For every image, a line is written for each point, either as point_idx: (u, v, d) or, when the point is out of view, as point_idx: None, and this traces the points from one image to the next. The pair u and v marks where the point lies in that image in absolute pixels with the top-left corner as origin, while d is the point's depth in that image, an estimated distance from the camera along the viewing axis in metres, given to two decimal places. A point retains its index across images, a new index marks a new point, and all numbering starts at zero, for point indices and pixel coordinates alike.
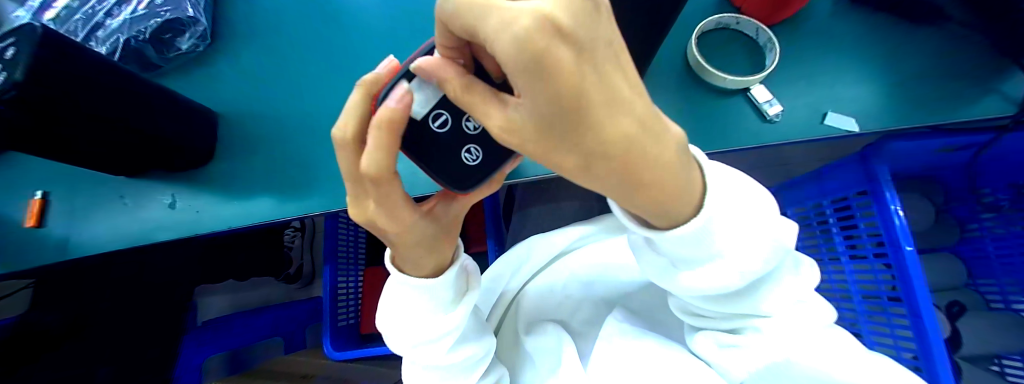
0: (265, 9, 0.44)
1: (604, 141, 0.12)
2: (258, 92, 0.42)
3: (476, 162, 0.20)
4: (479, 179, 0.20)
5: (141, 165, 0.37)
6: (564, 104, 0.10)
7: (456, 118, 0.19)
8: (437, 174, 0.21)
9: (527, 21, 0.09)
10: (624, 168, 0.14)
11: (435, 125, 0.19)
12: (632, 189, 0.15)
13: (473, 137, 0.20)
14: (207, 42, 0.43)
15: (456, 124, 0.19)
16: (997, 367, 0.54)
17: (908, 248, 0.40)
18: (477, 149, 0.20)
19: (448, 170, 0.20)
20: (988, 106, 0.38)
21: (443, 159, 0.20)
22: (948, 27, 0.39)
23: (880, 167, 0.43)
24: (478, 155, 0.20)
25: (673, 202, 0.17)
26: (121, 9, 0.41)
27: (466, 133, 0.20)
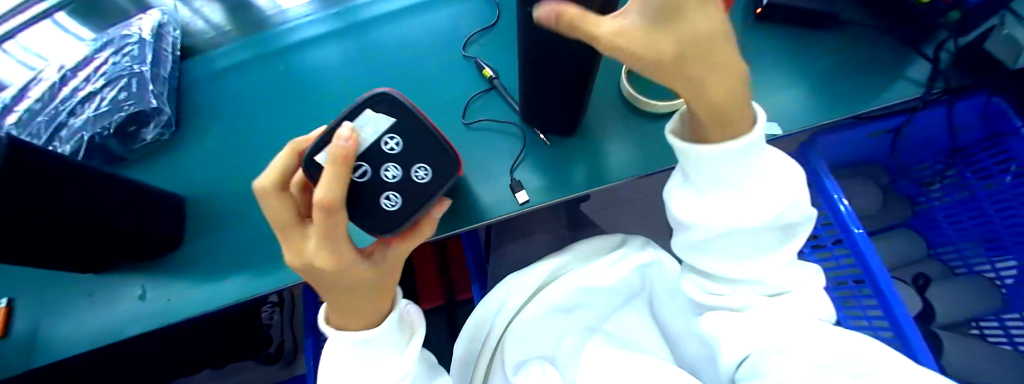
0: (228, 93, 0.47)
1: (692, 30, 0.19)
2: (224, 171, 0.43)
3: (395, 208, 0.24)
4: (400, 221, 0.24)
5: (106, 259, 0.37)
6: (669, 1, 0.17)
7: (375, 170, 0.23)
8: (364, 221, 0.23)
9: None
10: (698, 61, 0.20)
11: (356, 175, 0.22)
12: (700, 81, 0.21)
13: (389, 186, 0.23)
14: (171, 129, 0.45)
15: (375, 174, 0.23)
16: (977, 330, 0.57)
17: (858, 231, 0.43)
18: (395, 196, 0.23)
19: (372, 215, 0.23)
20: (899, 90, 0.41)
21: (367, 204, 0.23)
22: (849, 28, 0.44)
23: (817, 160, 0.47)
24: (399, 202, 0.24)
25: (732, 111, 0.24)
26: (84, 107, 0.42)
27: (383, 183, 0.23)
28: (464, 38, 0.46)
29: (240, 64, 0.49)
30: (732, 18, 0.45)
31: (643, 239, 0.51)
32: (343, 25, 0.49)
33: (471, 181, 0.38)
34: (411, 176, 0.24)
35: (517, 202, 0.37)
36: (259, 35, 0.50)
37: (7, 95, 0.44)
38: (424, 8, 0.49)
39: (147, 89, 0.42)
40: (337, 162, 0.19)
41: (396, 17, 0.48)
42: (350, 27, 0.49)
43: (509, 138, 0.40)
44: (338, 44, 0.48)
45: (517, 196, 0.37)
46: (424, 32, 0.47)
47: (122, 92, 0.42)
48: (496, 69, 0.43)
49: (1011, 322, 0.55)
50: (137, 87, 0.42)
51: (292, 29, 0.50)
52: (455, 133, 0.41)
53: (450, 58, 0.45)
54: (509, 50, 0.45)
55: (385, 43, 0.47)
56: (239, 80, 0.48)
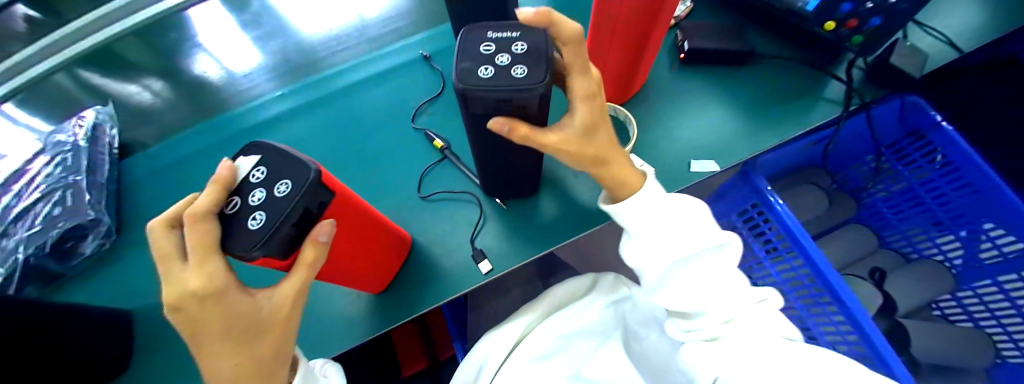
0: (179, 190, 0.46)
1: (601, 142, 0.28)
2: None
3: (257, 226, 0.21)
4: (258, 240, 0.20)
5: None
6: (596, 122, 0.26)
7: (242, 200, 0.22)
8: (227, 246, 0.21)
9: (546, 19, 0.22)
10: (604, 160, 0.29)
11: (226, 209, 0.22)
12: (606, 168, 0.30)
13: (255, 207, 0.21)
14: (113, 237, 0.43)
15: (241, 203, 0.22)
16: (938, 311, 0.61)
17: (807, 240, 0.47)
18: (259, 215, 0.21)
19: (234, 239, 0.21)
20: (821, 111, 0.45)
21: (234, 231, 0.21)
22: (764, 61, 0.47)
23: (758, 178, 0.52)
24: (262, 219, 0.21)
25: (630, 178, 0.32)
26: (15, 228, 0.39)
27: (250, 207, 0.21)
28: (413, 108, 0.47)
29: (192, 156, 0.49)
30: (658, 63, 0.48)
31: (614, 275, 0.52)
32: (304, 101, 0.50)
33: (433, 255, 0.39)
34: (273, 192, 0.21)
35: (481, 272, 0.37)
36: (218, 117, 0.50)
37: None
38: (376, 81, 0.51)
39: (84, 200, 0.41)
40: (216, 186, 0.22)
41: (350, 91, 0.50)
42: (311, 103, 0.50)
43: (465, 206, 0.41)
44: (297, 123, 0.49)
45: (480, 266, 0.37)
46: (373, 104, 0.49)
47: (56, 207, 0.40)
48: (446, 138, 0.45)
49: (967, 299, 0.58)
50: (72, 199, 0.41)
51: (252, 111, 0.51)
52: (411, 206, 0.41)
53: (400, 131, 0.46)
54: (455, 118, 0.47)
55: (342, 117, 0.48)
56: (191, 175, 0.47)
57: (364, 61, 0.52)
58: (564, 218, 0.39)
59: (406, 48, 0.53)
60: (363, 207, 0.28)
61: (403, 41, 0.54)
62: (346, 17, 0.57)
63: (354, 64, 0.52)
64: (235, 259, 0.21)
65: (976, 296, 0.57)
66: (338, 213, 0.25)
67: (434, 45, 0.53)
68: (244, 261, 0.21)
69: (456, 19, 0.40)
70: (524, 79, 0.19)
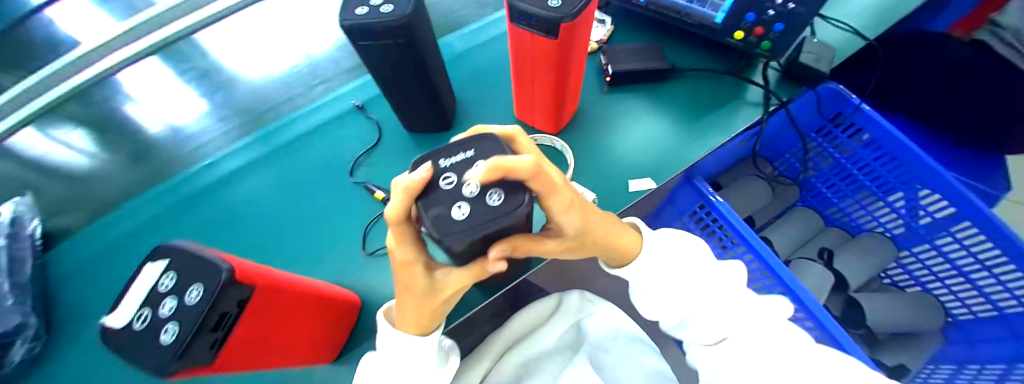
0: (116, 274, 0.45)
1: (593, 228, 0.29)
2: (119, 373, 0.40)
3: (171, 339, 0.20)
4: (172, 357, 0.19)
5: None
6: (584, 219, 0.27)
7: (153, 313, 0.21)
8: (142, 367, 0.20)
9: (485, 137, 0.24)
10: (599, 240, 0.30)
11: (134, 326, 0.21)
12: (604, 244, 0.31)
13: (167, 319, 0.21)
14: (44, 338, 0.41)
15: (152, 317, 0.21)
16: (887, 278, 0.67)
17: (751, 237, 0.50)
18: (171, 328, 0.20)
19: (148, 356, 0.20)
20: (744, 116, 0.47)
21: (147, 349, 0.20)
22: (685, 75, 0.50)
23: (699, 182, 0.54)
24: (175, 331, 0.20)
25: (626, 251, 0.34)
26: None
27: (161, 320, 0.21)
28: (351, 163, 0.49)
29: (127, 237, 0.47)
30: (589, 86, 0.50)
31: (580, 291, 0.53)
32: (251, 160, 0.50)
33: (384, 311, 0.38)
34: (187, 301, 0.21)
35: None
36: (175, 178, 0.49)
37: None
38: (315, 136, 0.52)
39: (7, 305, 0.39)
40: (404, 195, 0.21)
41: (294, 148, 0.51)
42: (268, 155, 0.51)
43: None
44: (256, 177, 0.49)
45: None
46: (320, 156, 0.50)
47: None
48: (387, 189, 0.46)
49: (911, 264, 0.64)
50: None
51: (212, 165, 0.50)
52: (360, 262, 0.42)
53: (341, 187, 0.47)
54: (397, 166, 0.48)
55: (289, 173, 0.49)
56: (124, 256, 0.46)
57: (303, 114, 0.53)
58: None
59: (339, 99, 0.54)
60: (287, 282, 0.27)
61: (336, 91, 0.55)
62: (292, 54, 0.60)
63: (296, 118, 0.53)
64: (151, 375, 0.20)
65: (918, 260, 0.62)
66: (258, 303, 0.24)
67: (367, 94, 0.54)
68: (160, 379, 0.20)
69: (376, 73, 0.39)
70: (501, 205, 0.20)
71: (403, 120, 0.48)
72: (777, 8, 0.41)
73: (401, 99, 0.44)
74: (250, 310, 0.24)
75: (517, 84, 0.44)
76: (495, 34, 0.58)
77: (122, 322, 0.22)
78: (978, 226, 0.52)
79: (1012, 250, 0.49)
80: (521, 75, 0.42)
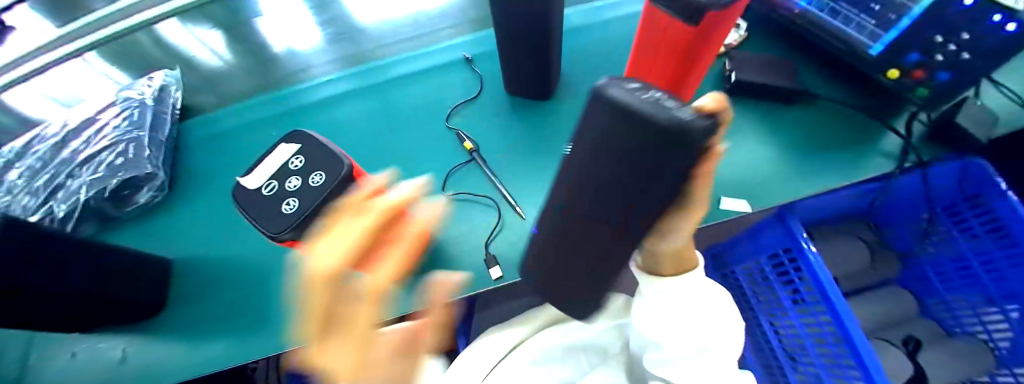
0: (224, 154, 0.51)
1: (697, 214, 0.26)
2: (210, 240, 0.45)
3: (291, 211, 0.23)
4: (288, 227, 0.23)
5: (106, 319, 0.39)
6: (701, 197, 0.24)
7: (279, 184, 0.24)
8: (261, 227, 0.23)
9: (626, 77, 0.18)
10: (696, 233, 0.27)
11: (263, 190, 0.25)
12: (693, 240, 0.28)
13: (290, 194, 0.24)
14: (165, 191, 0.48)
15: (278, 187, 0.24)
16: None
17: (837, 297, 0.44)
18: (292, 202, 0.23)
19: (268, 219, 0.23)
20: (871, 164, 0.42)
21: (268, 212, 0.24)
22: (815, 102, 0.46)
23: (793, 222, 0.49)
24: (295, 206, 0.23)
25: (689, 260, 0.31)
26: (83, 169, 0.45)
27: (285, 192, 0.24)
28: (449, 109, 0.50)
29: (240, 126, 0.53)
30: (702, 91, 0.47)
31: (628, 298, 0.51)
32: (361, 84, 0.54)
33: (447, 252, 0.40)
34: (309, 183, 0.23)
35: (491, 277, 0.37)
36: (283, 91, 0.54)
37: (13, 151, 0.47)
38: (422, 77, 0.54)
39: (144, 155, 0.46)
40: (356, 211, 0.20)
41: (400, 82, 0.54)
42: (367, 87, 0.54)
43: (484, 211, 0.42)
44: (354, 104, 0.53)
45: (490, 272, 0.37)
46: (417, 99, 0.52)
47: (118, 157, 0.45)
48: (476, 142, 0.47)
49: None
50: (133, 152, 0.45)
51: (316, 86, 0.54)
52: (435, 202, 0.43)
53: (433, 128, 0.49)
54: (487, 122, 0.49)
55: (385, 106, 0.52)
56: (231, 140, 0.52)
57: (416, 54, 0.56)
58: None
59: (450, 48, 0.55)
60: None
61: (448, 42, 0.56)
62: None
63: (409, 56, 0.55)
64: (266, 233, 0.24)
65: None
66: None
67: (479, 49, 0.55)
68: (274, 240, 0.24)
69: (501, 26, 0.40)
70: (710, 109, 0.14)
71: (507, 80, 0.49)
72: (947, 52, 0.37)
73: (510, 58, 0.45)
74: None
75: (633, 71, 0.42)
76: (614, 19, 0.56)
77: (255, 183, 0.25)
78: None
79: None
80: (640, 62, 0.40)
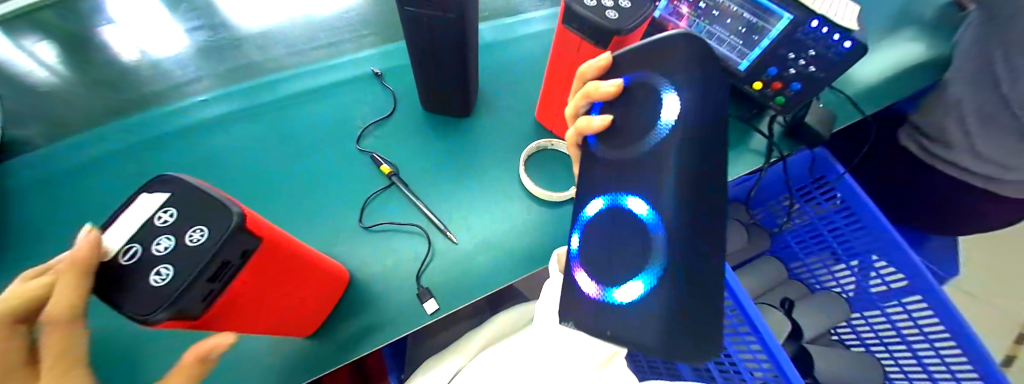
0: (71, 201, 0.41)
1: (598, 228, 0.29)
2: None
3: (165, 282, 0.18)
4: (160, 303, 0.18)
5: None
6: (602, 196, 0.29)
7: (145, 249, 0.19)
8: (126, 311, 0.18)
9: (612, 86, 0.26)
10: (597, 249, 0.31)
11: (123, 259, 0.19)
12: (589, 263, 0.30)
13: (163, 259, 0.19)
14: None
15: (143, 254, 0.19)
16: (837, 335, 0.71)
17: (729, 275, 0.52)
18: (167, 270, 0.19)
19: (133, 299, 0.19)
20: (745, 162, 0.49)
21: (134, 289, 0.19)
22: None
23: None
24: (170, 274, 0.19)
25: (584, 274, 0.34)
26: None
27: (155, 258, 0.19)
28: (359, 130, 0.47)
29: (94, 162, 0.43)
30: None
31: None
32: (252, 105, 0.48)
33: (368, 288, 0.37)
34: (185, 242, 0.19)
35: (427, 312, 0.35)
36: (156, 113, 0.46)
37: None
38: (315, 95, 0.49)
39: None
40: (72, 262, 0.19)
41: (298, 102, 0.49)
42: (264, 106, 0.48)
43: (411, 240, 0.40)
44: (249, 126, 0.47)
45: (425, 307, 0.35)
46: (326, 118, 0.48)
47: None
48: (395, 164, 0.45)
49: (859, 326, 0.68)
50: None
51: (200, 105, 0.47)
52: (352, 234, 0.40)
53: (345, 152, 0.45)
54: (407, 143, 0.47)
55: (285, 127, 0.47)
56: (83, 182, 0.42)
57: (306, 71, 0.50)
58: (510, 254, 0.40)
59: (361, 62, 0.52)
60: (287, 239, 0.25)
61: (356, 54, 0.53)
62: (311, 9, 0.58)
63: (297, 73, 0.50)
64: (128, 317, 0.18)
65: (868, 324, 0.67)
66: (259, 258, 0.23)
67: (375, 65, 0.52)
68: (146, 325, 0.18)
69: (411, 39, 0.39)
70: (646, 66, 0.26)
71: (422, 97, 0.47)
72: (798, 67, 0.47)
73: (425, 76, 0.43)
74: (250, 264, 0.22)
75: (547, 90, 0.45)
76: (525, 33, 0.58)
77: (117, 243, 0.20)
78: (927, 301, 0.56)
79: (961, 338, 0.52)
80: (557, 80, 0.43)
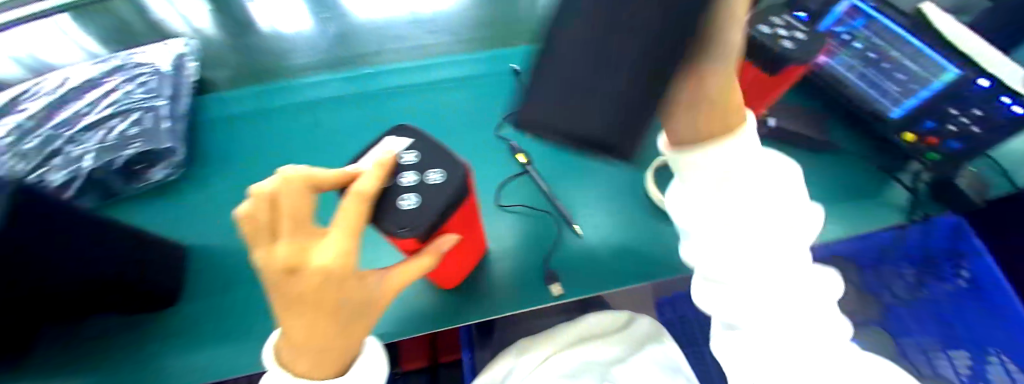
0: (247, 140, 0.49)
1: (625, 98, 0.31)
2: (228, 229, 0.43)
3: (414, 205, 0.24)
4: (414, 219, 0.24)
5: (107, 307, 0.36)
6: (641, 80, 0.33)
7: (394, 180, 0.25)
8: (383, 225, 0.24)
9: None
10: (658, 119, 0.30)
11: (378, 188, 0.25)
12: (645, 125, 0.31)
13: (407, 188, 0.25)
14: (181, 169, 0.46)
15: (393, 184, 0.25)
16: None
17: None
18: (413, 197, 0.25)
19: (389, 216, 0.24)
20: (885, 217, 0.45)
21: (388, 209, 0.25)
22: (836, 153, 0.50)
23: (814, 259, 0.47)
24: (415, 200, 0.24)
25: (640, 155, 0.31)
26: (90, 135, 0.44)
27: (401, 188, 0.25)
28: (499, 118, 0.50)
29: (269, 110, 0.50)
30: None
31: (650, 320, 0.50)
32: (402, 83, 0.52)
33: (496, 261, 0.39)
34: (426, 180, 0.25)
35: (550, 293, 0.36)
36: (325, 77, 0.52)
37: (18, 112, 0.45)
38: (422, 89, 0.52)
39: (161, 127, 0.45)
40: (385, 163, 0.24)
41: (442, 86, 0.52)
42: (413, 85, 0.52)
43: (538, 224, 0.41)
44: (398, 101, 0.51)
45: (550, 288, 0.36)
46: (465, 104, 0.51)
47: (133, 127, 0.44)
48: (526, 152, 0.47)
49: None
50: (150, 123, 0.44)
51: (359, 77, 0.53)
52: (485, 211, 0.42)
53: (479, 135, 0.48)
54: None
55: (429, 108, 0.51)
56: (259, 126, 0.50)
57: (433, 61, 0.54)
58: (635, 261, 0.39)
59: (499, 55, 0.54)
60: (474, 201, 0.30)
61: (496, 47, 0.55)
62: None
63: (405, 67, 0.53)
64: (384, 230, 0.24)
65: None
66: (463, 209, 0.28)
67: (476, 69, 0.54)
68: (394, 237, 0.24)
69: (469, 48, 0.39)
70: None
71: None
72: (961, 124, 0.42)
73: None
74: (460, 210, 0.27)
75: None
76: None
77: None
78: None
79: None
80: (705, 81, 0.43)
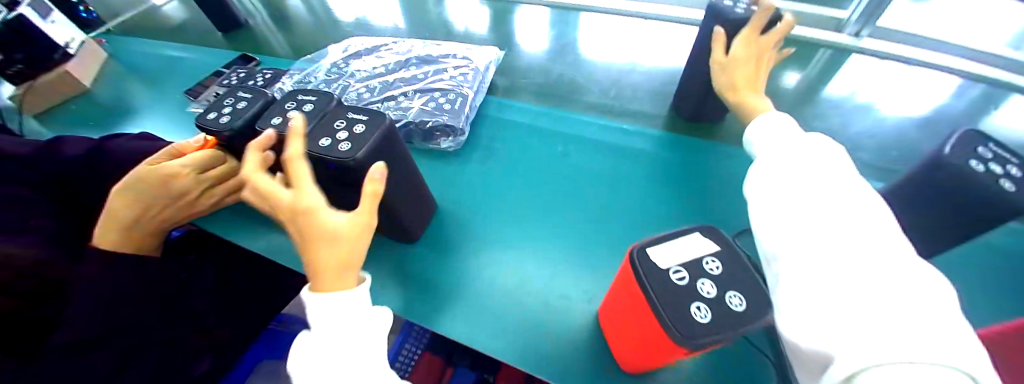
0: (503, 141, 0.57)
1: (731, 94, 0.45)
2: (465, 205, 0.50)
3: (707, 320, 0.21)
4: (708, 336, 0.20)
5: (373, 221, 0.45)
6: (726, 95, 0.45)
7: (695, 279, 0.23)
8: (667, 318, 0.21)
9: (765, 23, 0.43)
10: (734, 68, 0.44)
11: (675, 275, 0.23)
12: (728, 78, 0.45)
13: (705, 299, 0.22)
14: (457, 146, 0.56)
15: (693, 283, 0.22)
16: None
17: None
18: (706, 311, 0.21)
19: (678, 316, 0.21)
20: None
21: (676, 303, 0.22)
22: None
23: None
24: (708, 314, 0.21)
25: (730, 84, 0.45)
26: (416, 95, 0.58)
27: (700, 295, 0.22)
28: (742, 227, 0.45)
29: (530, 125, 0.58)
30: None
31: None
32: (650, 149, 0.54)
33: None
34: (725, 301, 0.22)
35: None
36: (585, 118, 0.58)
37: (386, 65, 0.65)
38: (604, 150, 0.54)
39: (461, 110, 0.55)
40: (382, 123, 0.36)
41: (690, 168, 0.51)
42: (660, 155, 0.53)
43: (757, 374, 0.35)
44: (640, 163, 0.52)
45: None
46: (708, 195, 0.48)
47: (444, 103, 0.56)
48: None
49: None
50: (455, 104, 0.55)
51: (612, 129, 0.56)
52: None
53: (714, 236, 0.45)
54: None
55: (669, 181, 0.50)
56: (516, 134, 0.57)
57: (690, 142, 0.54)
58: None
59: None
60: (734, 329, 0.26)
61: None
62: None
63: (661, 137, 0.55)
64: (664, 326, 0.21)
65: None
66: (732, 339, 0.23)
67: (665, 152, 0.53)
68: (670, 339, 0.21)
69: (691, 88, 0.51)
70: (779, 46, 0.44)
71: None
72: None
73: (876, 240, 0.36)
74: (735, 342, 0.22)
75: None
76: None
77: (664, 263, 0.23)
78: None
79: None
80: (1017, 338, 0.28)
